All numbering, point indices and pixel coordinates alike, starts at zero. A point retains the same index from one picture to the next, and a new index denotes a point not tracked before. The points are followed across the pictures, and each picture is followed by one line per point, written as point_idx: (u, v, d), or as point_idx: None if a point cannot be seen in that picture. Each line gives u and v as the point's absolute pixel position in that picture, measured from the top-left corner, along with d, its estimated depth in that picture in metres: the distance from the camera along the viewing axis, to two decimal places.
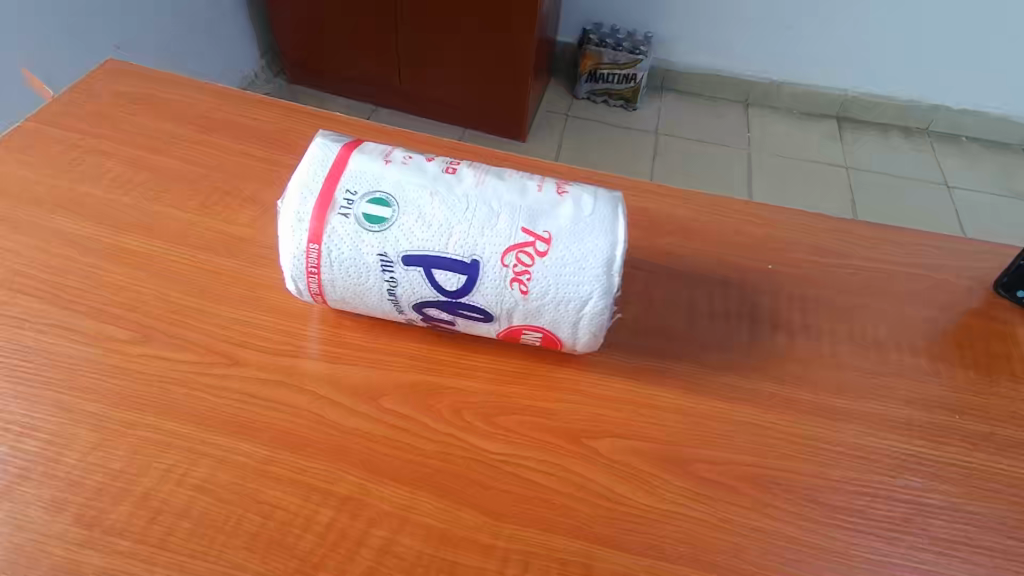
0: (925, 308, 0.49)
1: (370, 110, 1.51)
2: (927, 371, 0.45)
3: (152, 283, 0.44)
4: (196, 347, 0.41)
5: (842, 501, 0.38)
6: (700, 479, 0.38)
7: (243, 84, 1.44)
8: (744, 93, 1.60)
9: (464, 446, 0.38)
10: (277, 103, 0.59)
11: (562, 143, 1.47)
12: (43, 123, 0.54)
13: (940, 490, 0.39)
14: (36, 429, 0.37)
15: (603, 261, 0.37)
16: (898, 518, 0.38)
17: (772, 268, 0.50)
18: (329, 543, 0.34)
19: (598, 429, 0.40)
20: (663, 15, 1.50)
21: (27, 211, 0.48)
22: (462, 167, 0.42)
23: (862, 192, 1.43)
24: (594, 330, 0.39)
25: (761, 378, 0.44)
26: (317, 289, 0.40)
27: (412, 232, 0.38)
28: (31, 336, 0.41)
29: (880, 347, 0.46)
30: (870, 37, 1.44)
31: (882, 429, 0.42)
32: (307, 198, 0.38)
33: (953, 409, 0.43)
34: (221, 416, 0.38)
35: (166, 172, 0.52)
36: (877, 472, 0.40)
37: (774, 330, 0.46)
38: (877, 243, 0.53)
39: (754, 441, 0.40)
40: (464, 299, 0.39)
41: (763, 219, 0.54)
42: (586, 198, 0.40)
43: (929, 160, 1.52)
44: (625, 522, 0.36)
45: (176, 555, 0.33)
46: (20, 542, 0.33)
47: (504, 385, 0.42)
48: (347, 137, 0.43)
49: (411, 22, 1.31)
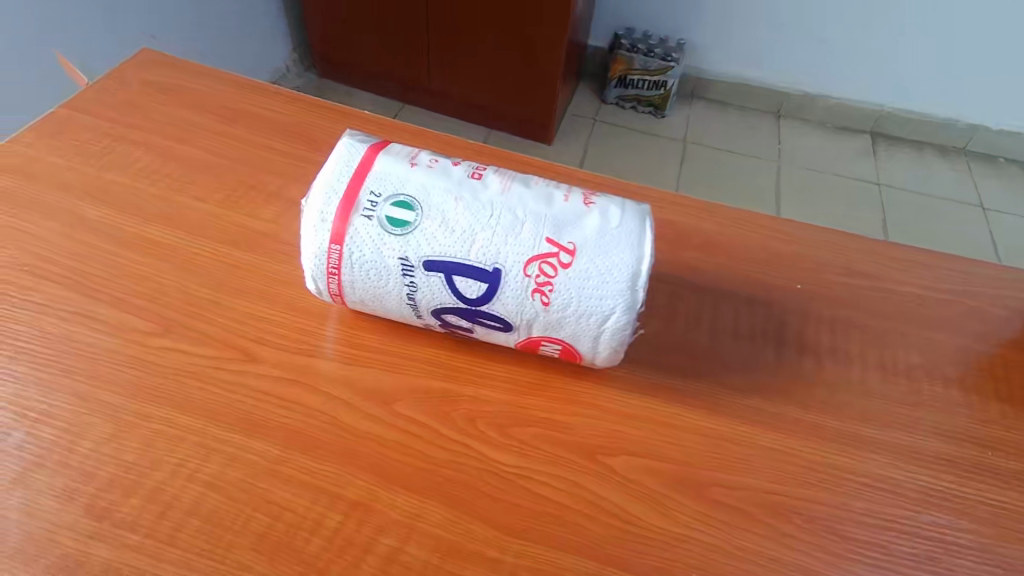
0: (959, 335, 0.47)
1: (397, 107, 1.51)
2: (959, 403, 0.43)
3: (175, 274, 0.44)
4: (214, 342, 0.41)
5: (864, 535, 0.37)
6: (716, 502, 0.37)
7: (274, 78, 1.46)
8: (776, 105, 1.58)
9: (476, 455, 0.38)
10: (305, 98, 0.59)
11: (587, 148, 1.46)
12: (75, 110, 0.55)
13: (967, 529, 0.37)
14: (53, 417, 0.37)
15: (627, 275, 0.36)
16: (923, 556, 0.36)
17: (800, 287, 0.49)
18: (336, 548, 0.34)
19: (614, 446, 0.39)
20: (696, 19, 1.47)
21: (57, 197, 0.48)
22: (488, 173, 0.41)
23: (893, 211, 1.40)
24: (614, 345, 0.38)
25: (786, 401, 0.42)
26: (337, 290, 0.40)
27: (434, 237, 0.38)
28: (53, 322, 0.41)
29: (910, 375, 0.44)
30: (902, 50, 1.41)
31: (908, 461, 0.40)
32: (331, 198, 0.38)
33: (984, 444, 0.41)
34: (235, 412, 0.38)
35: (192, 163, 0.52)
36: (903, 506, 0.38)
37: (801, 352, 0.45)
38: (909, 266, 0.52)
39: (773, 467, 0.39)
40: (483, 307, 0.38)
41: (792, 236, 0.53)
42: (613, 210, 0.39)
43: (965, 180, 1.48)
44: (637, 544, 0.35)
45: (183, 552, 0.33)
46: (32, 530, 0.33)
47: (521, 396, 0.41)
48: (374, 137, 0.43)
49: (438, 20, 1.31)
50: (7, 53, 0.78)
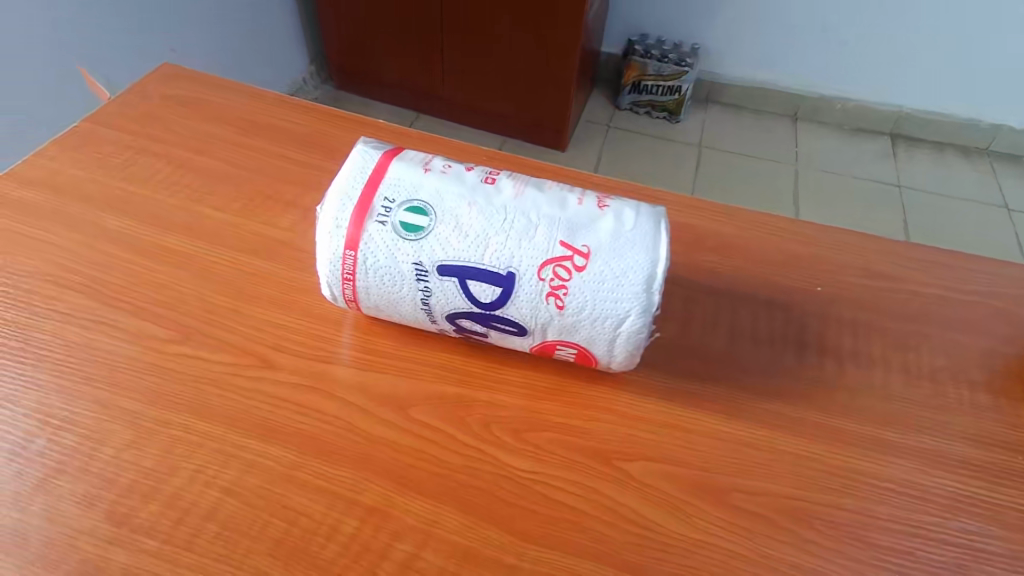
0: (984, 337, 0.46)
1: (412, 117, 1.52)
2: (987, 407, 0.42)
3: (194, 283, 0.45)
4: (232, 348, 0.42)
5: (889, 542, 0.36)
6: (736, 508, 0.37)
7: (291, 90, 1.48)
8: (792, 107, 1.56)
9: (491, 460, 0.38)
10: (319, 108, 0.60)
11: (601, 156, 1.46)
12: (97, 123, 0.56)
13: (998, 536, 0.36)
14: (75, 423, 0.37)
15: (642, 278, 0.36)
16: (952, 563, 0.35)
17: (820, 290, 0.48)
18: (352, 554, 0.34)
19: (630, 451, 0.39)
20: (708, 22, 1.47)
21: (80, 208, 0.49)
22: (502, 177, 0.41)
23: (914, 213, 1.38)
24: (630, 348, 0.38)
25: (807, 406, 0.41)
26: (352, 296, 0.40)
27: (448, 241, 0.38)
28: (75, 331, 0.42)
29: (935, 379, 0.43)
30: (918, 50, 1.40)
31: (934, 466, 0.39)
32: (346, 205, 0.38)
33: (1013, 448, 0.40)
34: (251, 418, 0.38)
35: (210, 173, 0.52)
36: (929, 512, 0.37)
37: (822, 356, 0.44)
38: (931, 267, 0.51)
39: (794, 472, 0.38)
40: (498, 312, 0.38)
41: (811, 238, 0.52)
42: (628, 213, 0.39)
43: (989, 181, 1.45)
44: (656, 551, 0.35)
45: (200, 557, 0.33)
46: (53, 536, 0.34)
47: (536, 401, 0.41)
48: (388, 144, 0.43)
49: (451, 26, 1.32)
50: (24, 53, 0.79)
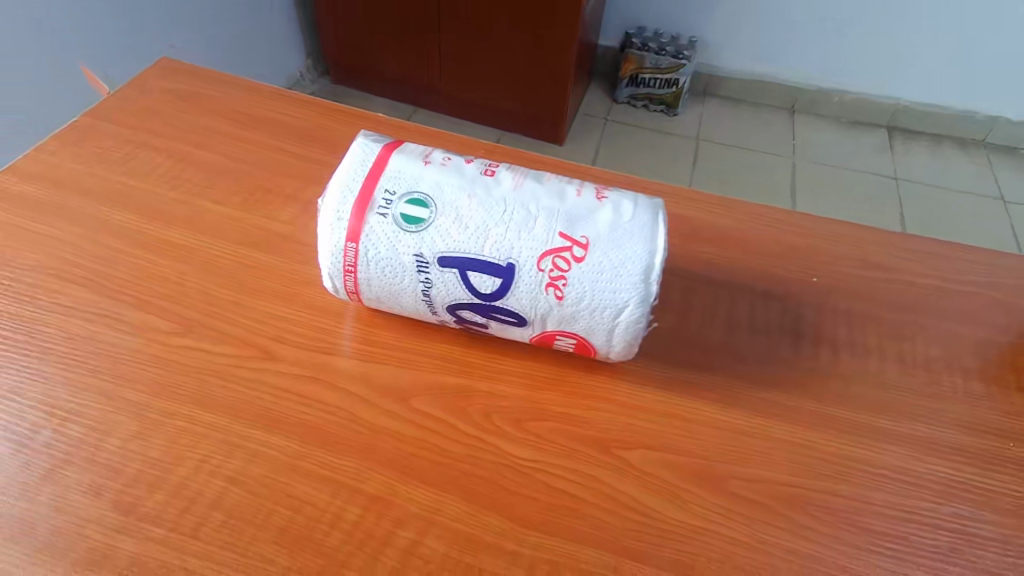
0: (979, 327, 0.47)
1: (410, 110, 1.52)
2: (980, 395, 0.43)
3: (196, 276, 0.45)
4: (234, 340, 0.42)
5: (883, 527, 0.36)
6: (733, 495, 0.37)
7: (289, 84, 1.48)
8: (790, 100, 1.56)
9: (492, 449, 0.38)
10: (318, 102, 0.60)
11: (599, 149, 1.46)
12: (97, 118, 0.56)
13: (990, 521, 0.37)
14: (81, 415, 0.38)
15: (641, 269, 0.37)
16: (945, 547, 0.36)
17: (816, 280, 0.49)
18: (355, 541, 0.34)
19: (630, 440, 0.39)
20: (707, 16, 1.47)
21: (81, 202, 0.49)
22: (501, 170, 0.41)
23: (911, 205, 1.39)
24: (628, 338, 0.38)
25: (802, 395, 0.42)
26: (353, 287, 0.41)
27: (448, 233, 0.38)
28: (78, 324, 0.42)
29: (929, 367, 0.44)
30: (917, 46, 1.40)
31: (928, 452, 0.40)
32: (347, 197, 0.39)
33: (1006, 435, 0.41)
34: (254, 409, 0.39)
35: (210, 167, 0.53)
36: (923, 497, 0.38)
37: (818, 345, 0.45)
38: (927, 258, 0.51)
39: (791, 459, 0.39)
40: (498, 303, 0.39)
41: (807, 229, 0.52)
42: (626, 204, 0.39)
43: (985, 174, 1.46)
44: (655, 537, 0.35)
45: (206, 545, 0.34)
46: (61, 525, 0.34)
47: (537, 391, 0.41)
48: (388, 137, 0.44)
49: (450, 24, 1.32)
50: (18, 53, 0.79)
